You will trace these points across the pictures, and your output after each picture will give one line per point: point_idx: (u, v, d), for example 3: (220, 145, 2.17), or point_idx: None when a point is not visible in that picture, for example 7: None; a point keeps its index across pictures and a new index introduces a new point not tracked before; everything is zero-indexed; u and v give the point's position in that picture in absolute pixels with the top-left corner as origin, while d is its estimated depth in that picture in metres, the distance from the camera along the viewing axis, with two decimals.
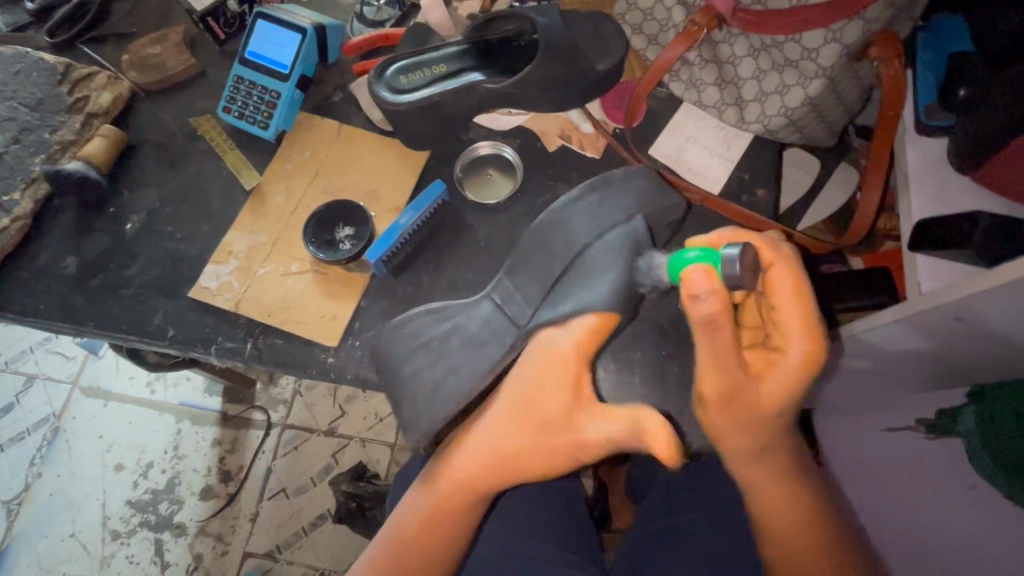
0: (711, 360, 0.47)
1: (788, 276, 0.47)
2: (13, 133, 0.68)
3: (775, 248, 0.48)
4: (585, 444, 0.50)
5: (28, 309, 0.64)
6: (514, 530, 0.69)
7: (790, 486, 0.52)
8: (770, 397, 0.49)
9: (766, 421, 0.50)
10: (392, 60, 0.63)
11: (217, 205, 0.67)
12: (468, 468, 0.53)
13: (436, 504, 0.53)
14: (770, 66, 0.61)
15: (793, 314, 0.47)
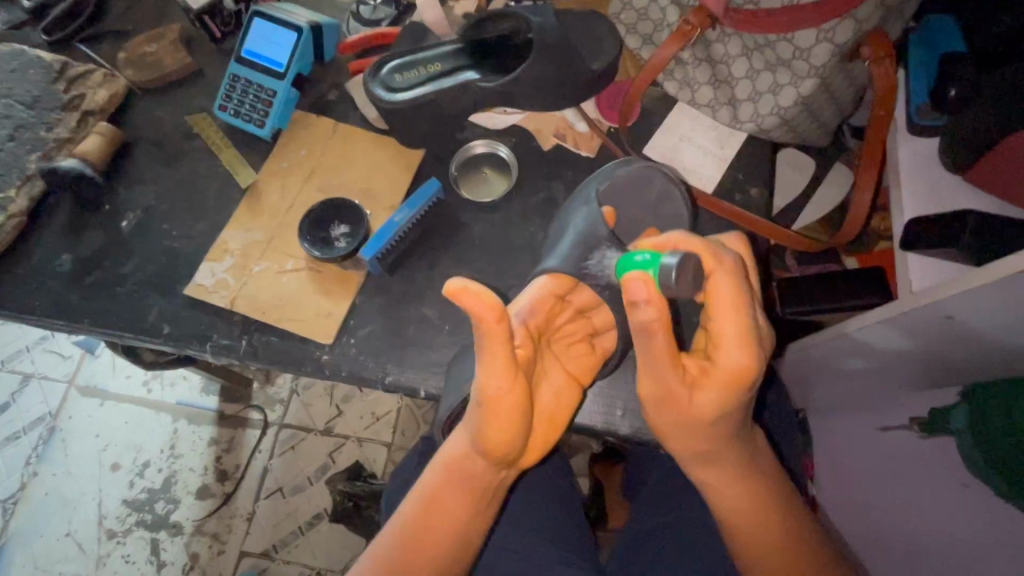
0: (648, 365, 0.46)
1: (722, 284, 0.46)
2: (9, 130, 0.69)
3: (715, 254, 0.46)
4: (501, 368, 0.44)
5: (23, 307, 0.64)
6: (509, 529, 0.69)
7: (768, 499, 0.51)
8: (705, 410, 0.47)
9: (703, 432, 0.48)
10: (389, 58, 0.64)
11: (213, 203, 0.67)
12: (465, 469, 0.50)
13: (438, 505, 0.50)
14: (763, 65, 0.61)
15: (727, 326, 0.45)
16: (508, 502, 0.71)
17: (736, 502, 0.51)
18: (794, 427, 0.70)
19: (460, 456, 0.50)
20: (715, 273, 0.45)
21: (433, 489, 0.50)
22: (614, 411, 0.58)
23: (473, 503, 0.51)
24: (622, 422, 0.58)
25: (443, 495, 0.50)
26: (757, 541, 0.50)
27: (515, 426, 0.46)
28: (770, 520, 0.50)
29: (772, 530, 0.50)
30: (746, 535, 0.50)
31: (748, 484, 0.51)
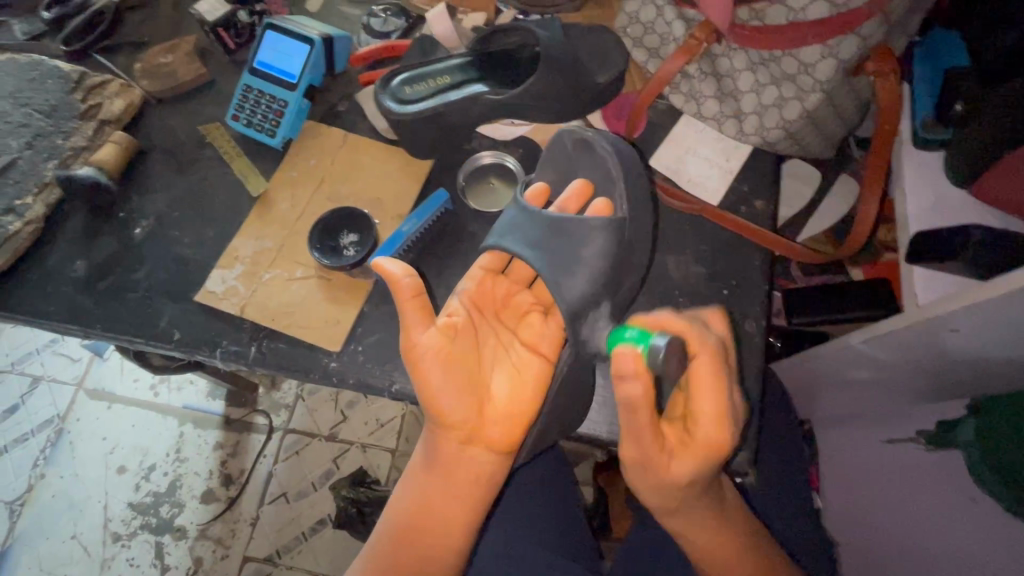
0: (635, 444, 0.46)
1: (707, 370, 0.46)
2: (27, 138, 0.70)
3: (699, 340, 0.46)
4: (423, 327, 0.50)
5: (37, 311, 0.65)
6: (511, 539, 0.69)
7: (731, 542, 0.53)
8: (678, 479, 0.47)
9: (677, 496, 0.49)
10: (399, 71, 0.65)
11: (224, 211, 0.68)
12: (434, 447, 0.53)
13: (430, 504, 0.53)
14: (769, 79, 0.62)
15: (708, 406, 0.45)
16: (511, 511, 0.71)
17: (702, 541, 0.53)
18: (800, 439, 0.70)
19: (436, 450, 0.53)
20: (698, 357, 0.46)
21: (421, 486, 0.54)
22: (618, 421, 0.59)
23: (456, 485, 0.53)
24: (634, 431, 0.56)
25: (431, 479, 0.53)
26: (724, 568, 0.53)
27: (456, 384, 0.51)
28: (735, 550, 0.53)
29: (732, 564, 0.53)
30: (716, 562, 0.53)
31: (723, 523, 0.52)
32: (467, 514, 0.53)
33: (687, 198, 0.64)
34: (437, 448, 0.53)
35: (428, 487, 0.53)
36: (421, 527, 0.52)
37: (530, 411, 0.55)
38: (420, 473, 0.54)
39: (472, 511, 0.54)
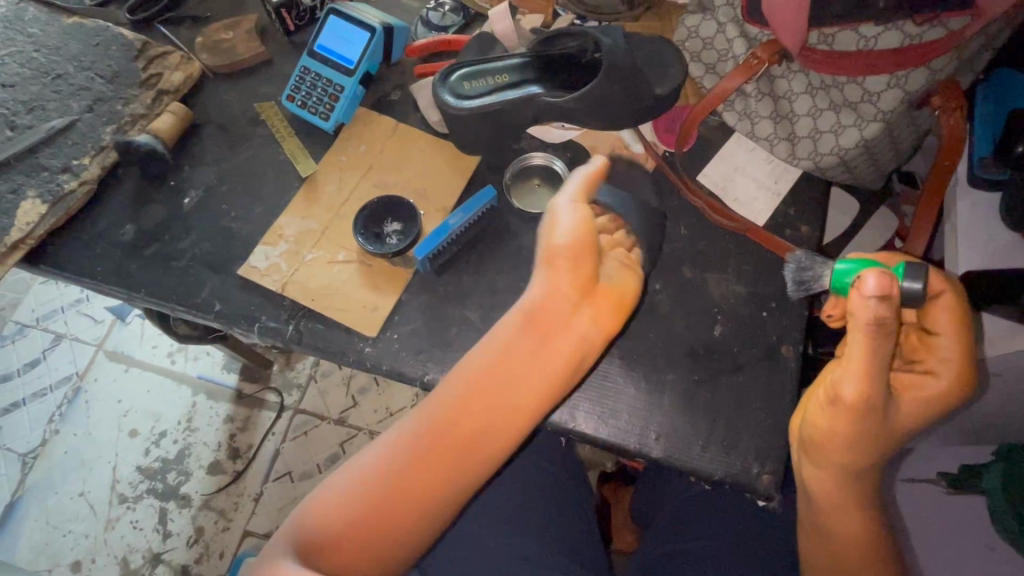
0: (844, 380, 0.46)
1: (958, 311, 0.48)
2: (88, 101, 0.72)
3: (943, 276, 0.48)
4: (576, 201, 0.55)
5: (82, 270, 0.66)
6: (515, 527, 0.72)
7: (864, 513, 0.51)
8: (856, 435, 0.48)
9: (869, 434, 0.48)
10: (457, 65, 0.64)
11: (271, 188, 0.69)
12: (550, 304, 0.51)
13: (514, 364, 0.49)
14: (827, 104, 0.62)
15: (943, 333, 0.48)
16: (518, 512, 0.73)
17: (857, 484, 0.50)
18: None
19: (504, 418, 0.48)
20: (943, 298, 0.48)
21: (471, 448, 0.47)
22: (647, 432, 0.57)
23: (558, 359, 0.50)
24: (654, 446, 0.57)
25: (531, 336, 0.50)
26: (846, 508, 0.51)
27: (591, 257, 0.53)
28: (855, 512, 0.51)
29: (861, 495, 0.51)
30: (853, 486, 0.50)
31: (865, 476, 0.51)
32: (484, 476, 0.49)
33: (734, 218, 0.63)
34: (555, 300, 0.51)
35: (520, 351, 0.49)
36: (467, 452, 0.47)
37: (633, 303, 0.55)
38: (457, 401, 0.48)
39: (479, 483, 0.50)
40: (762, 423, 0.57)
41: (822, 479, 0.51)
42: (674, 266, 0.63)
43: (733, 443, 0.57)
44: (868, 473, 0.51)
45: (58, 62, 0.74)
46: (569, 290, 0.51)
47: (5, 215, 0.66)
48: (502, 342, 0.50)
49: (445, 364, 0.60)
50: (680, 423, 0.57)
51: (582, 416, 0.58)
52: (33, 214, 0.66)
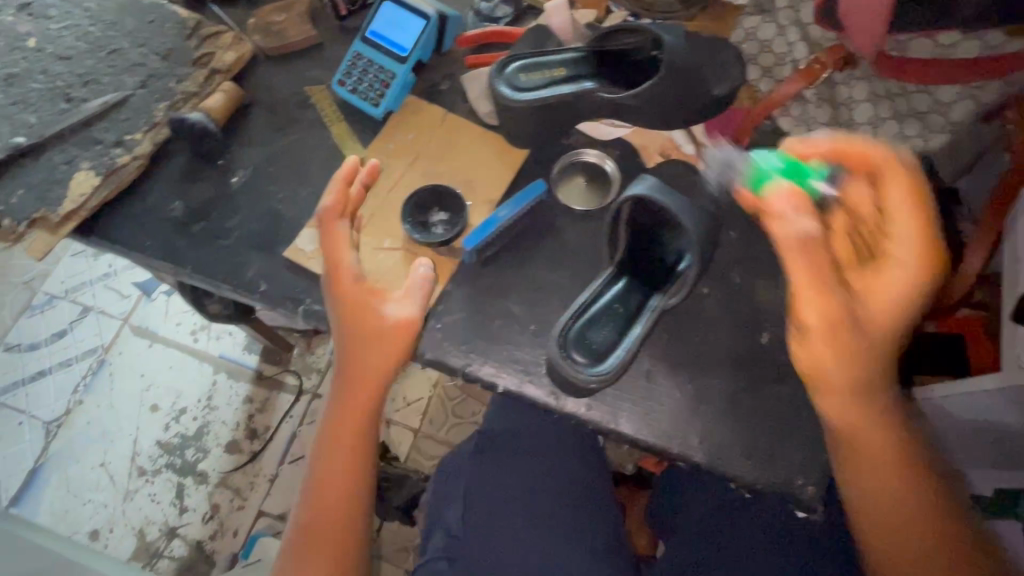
0: (809, 311, 0.48)
1: (902, 182, 0.49)
2: (142, 77, 0.73)
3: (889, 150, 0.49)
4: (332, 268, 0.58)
5: (131, 244, 0.67)
6: (541, 523, 0.74)
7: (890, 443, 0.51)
8: (835, 363, 0.49)
9: (854, 344, 0.48)
10: (514, 57, 0.64)
11: (318, 172, 0.69)
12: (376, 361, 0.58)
13: (336, 437, 0.59)
14: (890, 113, 0.61)
15: (890, 215, 0.49)
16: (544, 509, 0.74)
17: (862, 422, 0.51)
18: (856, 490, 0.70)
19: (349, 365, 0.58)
20: (886, 166, 0.49)
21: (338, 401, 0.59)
22: (687, 438, 0.57)
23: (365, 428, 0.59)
24: (696, 451, 0.56)
25: (345, 418, 0.59)
26: (867, 454, 0.51)
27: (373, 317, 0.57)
28: (879, 432, 0.51)
29: (874, 434, 0.51)
30: (861, 425, 0.51)
31: (874, 409, 0.51)
32: (357, 442, 0.59)
33: None
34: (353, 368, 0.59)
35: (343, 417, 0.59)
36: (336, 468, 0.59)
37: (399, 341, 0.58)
38: (328, 467, 0.59)
39: (353, 448, 0.59)
40: (809, 434, 0.56)
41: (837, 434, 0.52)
42: (722, 269, 0.62)
43: (776, 453, 0.56)
44: (876, 382, 0.51)
45: (113, 37, 0.75)
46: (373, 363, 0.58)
47: (59, 186, 0.67)
48: (336, 410, 0.59)
49: (488, 357, 0.60)
50: (721, 429, 0.57)
51: (624, 417, 0.57)
52: (86, 186, 0.67)
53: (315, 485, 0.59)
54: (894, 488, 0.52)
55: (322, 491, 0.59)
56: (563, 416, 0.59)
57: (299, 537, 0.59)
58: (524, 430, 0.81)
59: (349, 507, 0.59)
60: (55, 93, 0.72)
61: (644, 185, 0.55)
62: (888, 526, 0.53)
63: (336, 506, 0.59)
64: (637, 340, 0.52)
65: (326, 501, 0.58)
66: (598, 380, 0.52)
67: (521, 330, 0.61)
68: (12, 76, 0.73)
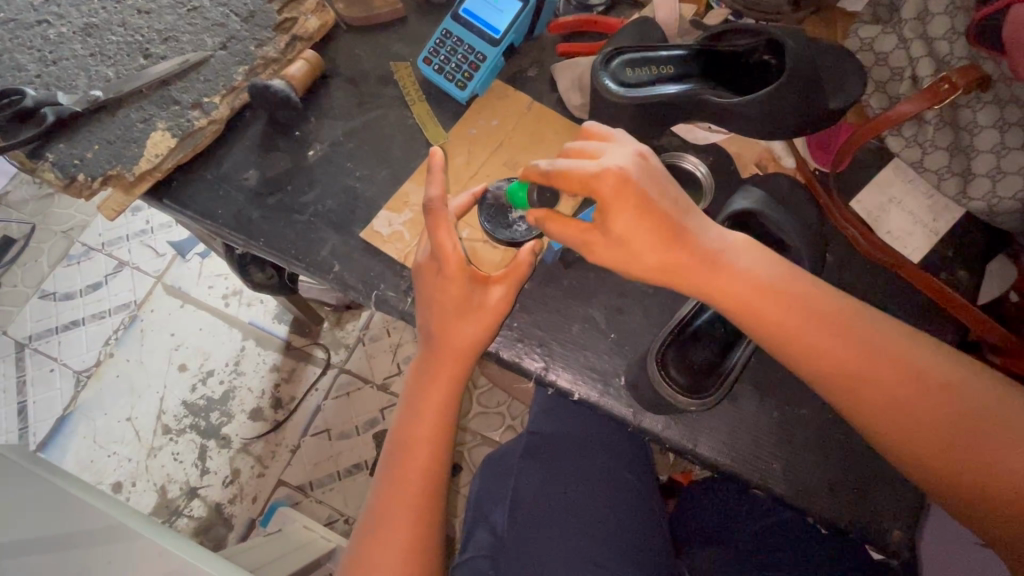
0: (756, 315, 0.49)
1: (628, 206, 0.47)
2: (222, 38, 0.70)
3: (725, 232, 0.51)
4: (421, 278, 0.57)
5: (205, 211, 0.65)
6: (595, 532, 0.71)
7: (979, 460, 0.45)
8: (807, 336, 0.48)
9: (867, 396, 0.47)
10: (622, 50, 0.61)
11: (398, 153, 0.67)
12: (453, 352, 0.56)
13: (413, 436, 0.57)
14: (1019, 143, 0.56)
15: (637, 225, 0.48)
16: (593, 516, 0.72)
17: (883, 393, 0.47)
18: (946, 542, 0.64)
19: (426, 357, 0.57)
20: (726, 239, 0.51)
21: (421, 378, 0.57)
22: (771, 468, 0.54)
23: (443, 421, 0.57)
24: (776, 488, 0.54)
25: (426, 412, 0.57)
26: (905, 420, 0.47)
27: (462, 317, 0.55)
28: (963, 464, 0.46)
29: (885, 386, 0.47)
30: (869, 392, 0.47)
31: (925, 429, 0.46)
32: (441, 421, 0.57)
33: (888, 252, 0.59)
34: (431, 365, 0.57)
35: (419, 412, 0.57)
36: (404, 459, 0.57)
37: (475, 345, 0.56)
38: (397, 466, 0.57)
39: (437, 424, 0.57)
40: (895, 473, 0.54)
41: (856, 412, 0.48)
42: None
43: (865, 494, 0.54)
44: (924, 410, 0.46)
45: None
46: (459, 365, 0.56)
47: (136, 145, 0.65)
48: (418, 406, 0.57)
49: (564, 362, 0.58)
50: (809, 463, 0.55)
51: (703, 440, 0.55)
52: (162, 147, 0.65)
53: (392, 462, 0.57)
54: (945, 440, 0.46)
55: (404, 463, 0.57)
56: (639, 432, 0.57)
57: (376, 512, 0.56)
58: (570, 433, 0.79)
59: (429, 482, 0.57)
60: (134, 47, 0.70)
61: (751, 200, 0.57)
62: (957, 477, 0.46)
63: (415, 485, 0.56)
64: (742, 366, 0.52)
65: (407, 473, 0.56)
66: (698, 404, 0.52)
67: (599, 338, 0.58)
68: (90, 26, 0.71)
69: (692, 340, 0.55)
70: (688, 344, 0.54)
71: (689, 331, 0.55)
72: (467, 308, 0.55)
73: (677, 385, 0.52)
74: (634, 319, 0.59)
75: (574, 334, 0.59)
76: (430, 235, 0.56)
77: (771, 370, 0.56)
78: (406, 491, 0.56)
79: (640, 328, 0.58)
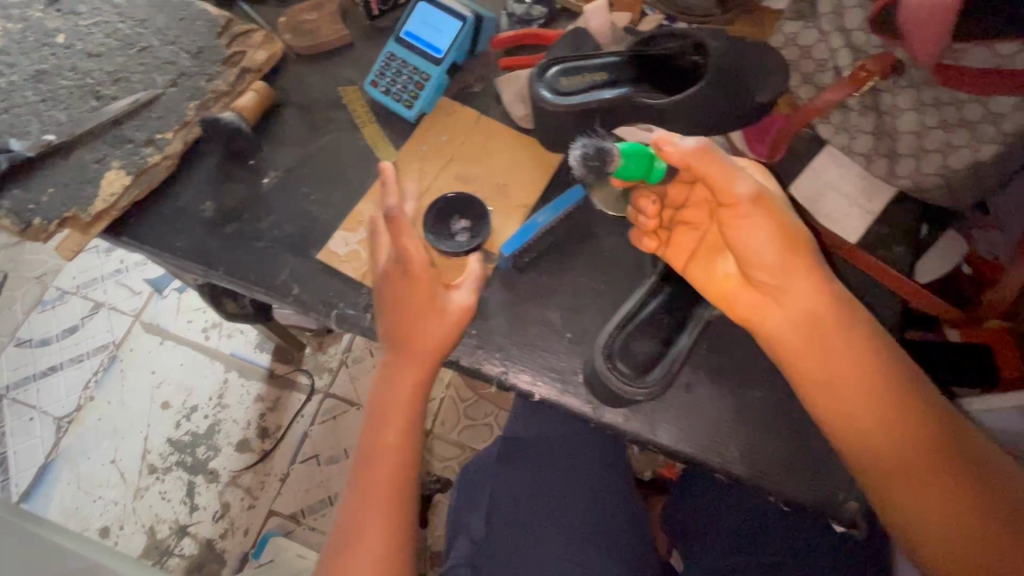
0: (826, 347, 0.53)
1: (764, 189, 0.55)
2: (172, 75, 0.72)
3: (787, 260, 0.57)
4: (385, 282, 0.58)
5: (163, 245, 0.66)
6: (572, 532, 0.72)
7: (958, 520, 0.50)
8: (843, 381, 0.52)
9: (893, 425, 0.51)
10: (556, 61, 0.64)
11: (351, 174, 0.68)
12: (419, 352, 0.57)
13: (382, 438, 0.58)
14: (937, 123, 0.59)
15: (771, 258, 0.52)
16: (571, 514, 0.74)
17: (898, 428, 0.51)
18: None
19: (392, 359, 0.58)
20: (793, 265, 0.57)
21: (388, 381, 0.59)
22: (729, 451, 0.56)
23: (409, 422, 0.58)
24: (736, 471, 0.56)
25: (392, 415, 0.58)
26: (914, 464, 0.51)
27: (424, 315, 0.57)
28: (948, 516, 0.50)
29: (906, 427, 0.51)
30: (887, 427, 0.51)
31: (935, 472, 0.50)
32: (406, 426, 0.58)
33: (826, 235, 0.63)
34: (398, 365, 0.58)
35: (386, 415, 0.58)
36: (373, 462, 0.58)
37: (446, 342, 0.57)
38: (365, 468, 0.58)
39: (403, 429, 0.58)
40: None
41: (896, 478, 0.51)
42: None
43: (821, 469, 0.55)
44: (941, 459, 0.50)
45: (143, 34, 0.74)
46: (425, 367, 0.57)
47: (90, 185, 0.66)
48: (382, 405, 0.58)
49: (524, 367, 0.59)
50: (764, 443, 0.56)
51: (663, 431, 0.56)
52: (116, 185, 0.66)
53: (361, 465, 0.58)
54: (945, 493, 0.50)
55: (373, 467, 0.57)
56: (600, 427, 0.58)
57: (345, 517, 0.56)
58: (545, 435, 0.79)
59: (399, 483, 0.57)
60: (85, 90, 0.71)
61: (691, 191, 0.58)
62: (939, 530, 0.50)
63: (384, 488, 0.57)
64: (685, 354, 0.54)
65: (377, 477, 0.57)
66: (645, 393, 0.54)
67: (555, 339, 0.60)
68: (41, 72, 0.72)
69: (640, 328, 0.56)
70: (638, 337, 0.56)
71: (635, 324, 0.56)
72: (427, 309, 0.57)
73: (625, 376, 0.54)
74: (589, 317, 0.61)
75: (532, 336, 0.60)
76: (395, 240, 0.57)
77: (723, 356, 0.58)
78: (375, 493, 0.57)
79: (594, 327, 0.60)
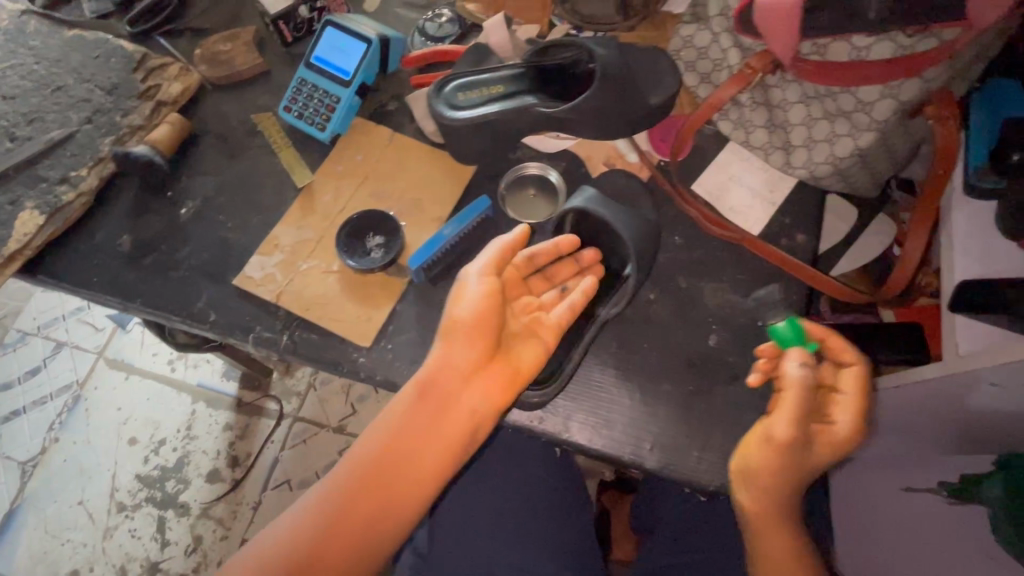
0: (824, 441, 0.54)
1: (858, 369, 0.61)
2: (87, 113, 0.72)
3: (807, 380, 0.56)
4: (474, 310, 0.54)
5: (81, 281, 0.67)
6: (510, 536, 0.73)
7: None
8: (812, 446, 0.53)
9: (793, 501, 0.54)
10: (454, 77, 0.66)
11: (268, 199, 0.69)
12: (469, 387, 0.53)
13: (403, 450, 0.52)
14: (821, 114, 0.61)
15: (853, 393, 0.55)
16: (512, 518, 0.74)
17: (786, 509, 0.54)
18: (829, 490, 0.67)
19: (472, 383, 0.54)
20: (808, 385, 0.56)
21: (454, 400, 0.53)
22: (642, 444, 0.57)
23: (447, 452, 0.53)
24: (646, 463, 0.57)
25: (430, 437, 0.52)
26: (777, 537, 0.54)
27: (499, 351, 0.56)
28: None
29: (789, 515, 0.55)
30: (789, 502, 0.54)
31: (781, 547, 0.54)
32: (441, 459, 0.52)
33: (729, 228, 0.62)
34: (477, 388, 0.54)
35: (415, 431, 0.52)
36: (381, 476, 0.51)
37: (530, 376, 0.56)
38: (365, 473, 0.50)
39: (440, 454, 0.52)
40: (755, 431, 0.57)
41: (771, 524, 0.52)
42: (667, 274, 0.63)
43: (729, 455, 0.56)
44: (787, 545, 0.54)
45: (58, 74, 0.74)
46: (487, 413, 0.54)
47: (5, 226, 0.66)
48: (405, 416, 0.52)
49: None
50: (672, 434, 0.57)
51: (575, 429, 0.58)
52: (30, 225, 0.66)
53: (367, 472, 0.51)
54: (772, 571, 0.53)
55: (386, 478, 0.51)
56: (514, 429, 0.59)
57: (305, 542, 0.48)
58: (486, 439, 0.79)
59: (408, 505, 0.51)
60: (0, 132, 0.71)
61: (584, 198, 0.60)
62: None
63: (385, 505, 0.50)
64: (578, 354, 0.57)
65: (388, 491, 0.51)
66: (541, 394, 0.57)
67: None
68: None
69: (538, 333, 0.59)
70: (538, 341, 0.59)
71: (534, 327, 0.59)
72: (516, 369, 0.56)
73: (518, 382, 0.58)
74: None
75: None
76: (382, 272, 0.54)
77: (632, 352, 0.60)
78: (367, 504, 0.50)
79: None
